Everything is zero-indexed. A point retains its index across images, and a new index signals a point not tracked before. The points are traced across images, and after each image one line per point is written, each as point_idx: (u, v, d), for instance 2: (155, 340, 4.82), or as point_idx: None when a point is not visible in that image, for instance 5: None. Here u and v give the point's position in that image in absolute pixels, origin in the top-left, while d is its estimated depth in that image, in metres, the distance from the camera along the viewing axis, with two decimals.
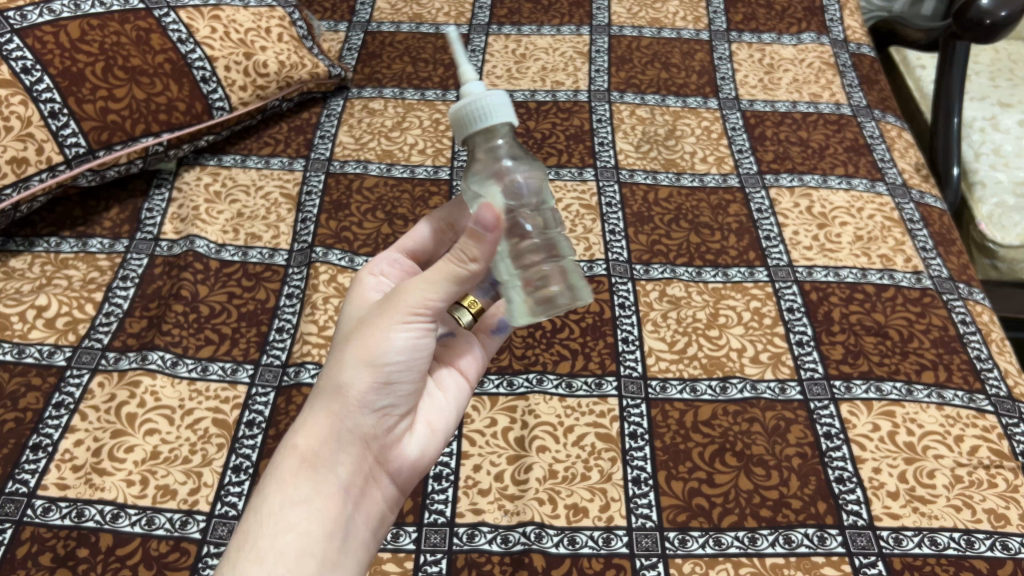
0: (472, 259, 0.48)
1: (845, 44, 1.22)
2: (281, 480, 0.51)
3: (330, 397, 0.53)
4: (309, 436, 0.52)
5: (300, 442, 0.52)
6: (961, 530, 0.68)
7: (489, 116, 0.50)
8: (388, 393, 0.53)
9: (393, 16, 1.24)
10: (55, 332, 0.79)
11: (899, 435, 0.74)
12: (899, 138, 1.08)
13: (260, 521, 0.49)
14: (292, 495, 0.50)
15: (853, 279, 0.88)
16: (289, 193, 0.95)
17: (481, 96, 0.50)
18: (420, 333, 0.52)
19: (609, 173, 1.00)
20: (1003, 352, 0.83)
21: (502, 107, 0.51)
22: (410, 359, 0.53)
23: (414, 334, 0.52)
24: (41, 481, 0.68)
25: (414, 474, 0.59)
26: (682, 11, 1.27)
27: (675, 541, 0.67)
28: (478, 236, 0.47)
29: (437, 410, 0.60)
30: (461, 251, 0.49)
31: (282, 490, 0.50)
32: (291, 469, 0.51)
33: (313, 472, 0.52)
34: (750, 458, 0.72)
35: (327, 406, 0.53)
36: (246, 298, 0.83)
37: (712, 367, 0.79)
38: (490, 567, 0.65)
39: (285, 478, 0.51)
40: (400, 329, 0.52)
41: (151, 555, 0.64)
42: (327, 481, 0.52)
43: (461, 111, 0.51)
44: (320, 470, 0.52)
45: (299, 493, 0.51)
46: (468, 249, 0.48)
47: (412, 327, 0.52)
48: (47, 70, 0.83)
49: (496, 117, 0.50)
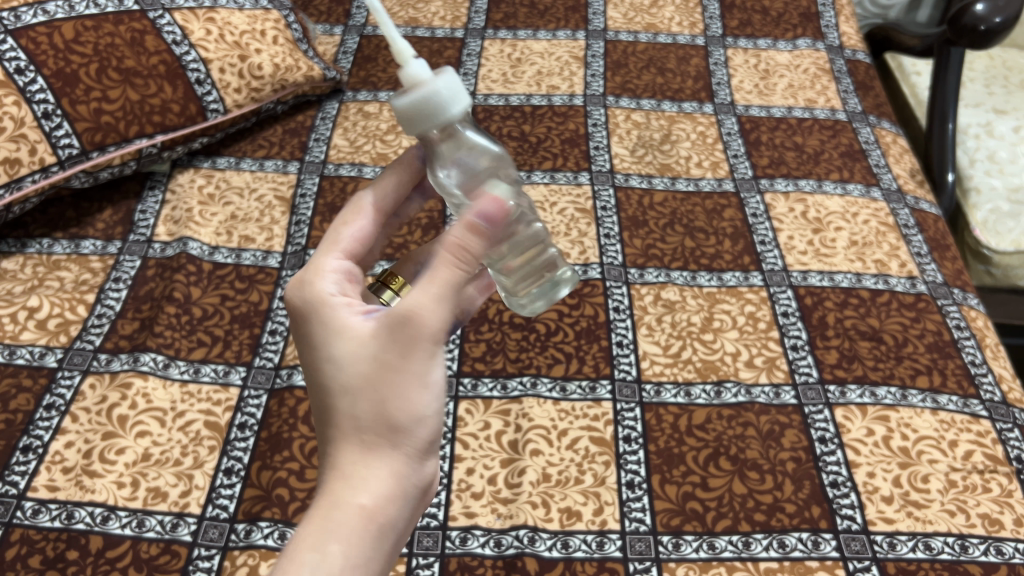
0: (475, 253, 0.47)
1: (840, 50, 1.22)
2: (344, 541, 0.45)
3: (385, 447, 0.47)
4: (372, 494, 0.46)
5: (364, 501, 0.46)
6: (955, 535, 0.67)
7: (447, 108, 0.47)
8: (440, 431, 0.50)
9: (389, 20, 1.25)
10: (46, 333, 0.79)
11: (894, 439, 0.74)
12: (894, 144, 1.08)
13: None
14: (354, 557, 0.45)
15: (847, 283, 0.88)
16: (283, 196, 0.95)
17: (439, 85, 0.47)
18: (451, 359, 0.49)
19: (605, 177, 1.01)
20: (998, 357, 0.83)
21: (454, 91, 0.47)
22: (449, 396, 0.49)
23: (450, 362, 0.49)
24: (30, 483, 0.67)
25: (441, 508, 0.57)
26: (678, 16, 1.27)
27: (669, 546, 0.66)
28: (478, 228, 0.46)
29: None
30: (456, 244, 0.46)
31: (345, 551, 0.45)
32: (356, 530, 0.45)
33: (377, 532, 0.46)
34: (744, 462, 0.72)
35: (382, 457, 0.47)
36: (239, 300, 0.83)
37: (706, 371, 0.79)
38: (482, 571, 0.65)
39: (348, 540, 0.45)
40: (440, 352, 0.48)
41: (142, 558, 0.63)
42: (387, 540, 0.47)
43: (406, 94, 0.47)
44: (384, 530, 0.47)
45: (362, 555, 0.45)
46: (470, 244, 0.46)
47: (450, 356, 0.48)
48: (41, 71, 0.83)
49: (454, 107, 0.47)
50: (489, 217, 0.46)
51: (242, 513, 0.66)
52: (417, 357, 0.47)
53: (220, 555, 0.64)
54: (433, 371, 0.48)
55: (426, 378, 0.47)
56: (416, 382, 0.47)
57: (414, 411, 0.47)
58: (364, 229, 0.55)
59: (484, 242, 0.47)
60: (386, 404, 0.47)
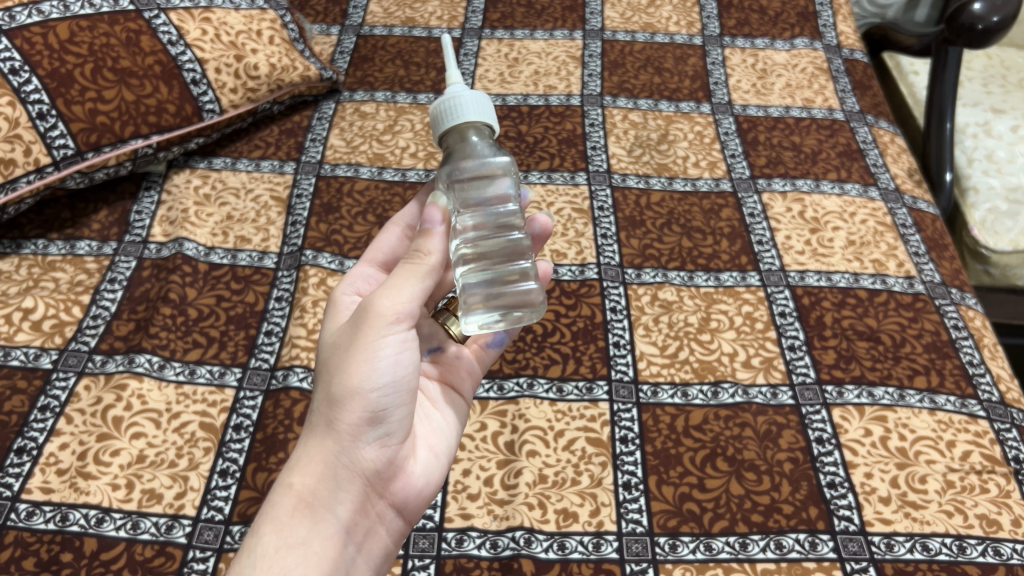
0: (428, 253, 0.50)
1: (838, 50, 1.22)
2: (277, 519, 0.50)
3: (325, 431, 0.52)
4: (306, 476, 0.51)
5: (298, 481, 0.51)
6: (953, 536, 0.67)
7: (461, 111, 0.52)
8: (385, 418, 0.53)
9: (386, 20, 1.24)
10: (41, 334, 0.78)
11: (891, 440, 0.73)
12: (892, 143, 1.08)
13: (254, 561, 0.47)
14: (287, 535, 0.49)
15: (845, 283, 0.88)
16: (280, 196, 0.95)
17: (461, 93, 0.52)
18: (404, 347, 0.51)
19: (602, 177, 1.00)
20: (995, 357, 0.83)
21: (477, 104, 0.52)
22: (396, 383, 0.52)
23: (398, 349, 0.51)
24: (24, 485, 0.67)
25: (419, 502, 0.59)
26: (676, 16, 1.27)
27: (665, 547, 0.66)
28: (427, 232, 0.50)
29: (437, 433, 0.62)
30: (416, 247, 0.50)
31: (278, 529, 0.49)
32: (289, 508, 0.50)
33: (312, 512, 0.51)
34: (741, 463, 0.71)
35: (322, 441, 0.52)
36: (235, 301, 0.83)
37: (703, 372, 0.79)
38: (478, 573, 0.65)
39: (282, 518, 0.50)
40: (388, 340, 0.51)
41: (136, 560, 0.63)
42: (326, 521, 0.51)
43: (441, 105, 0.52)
44: (320, 511, 0.51)
45: (296, 534, 0.49)
46: (422, 245, 0.50)
47: (393, 341, 0.51)
48: (36, 71, 0.83)
49: (470, 115, 0.51)
50: (430, 221, 0.50)
51: (237, 515, 0.66)
52: (357, 344, 0.51)
53: (215, 557, 0.64)
54: (374, 358, 0.51)
55: (365, 365, 0.51)
56: (356, 369, 0.50)
57: (349, 397, 0.51)
58: (387, 245, 0.63)
59: (429, 244, 0.50)
60: (326, 391, 0.52)
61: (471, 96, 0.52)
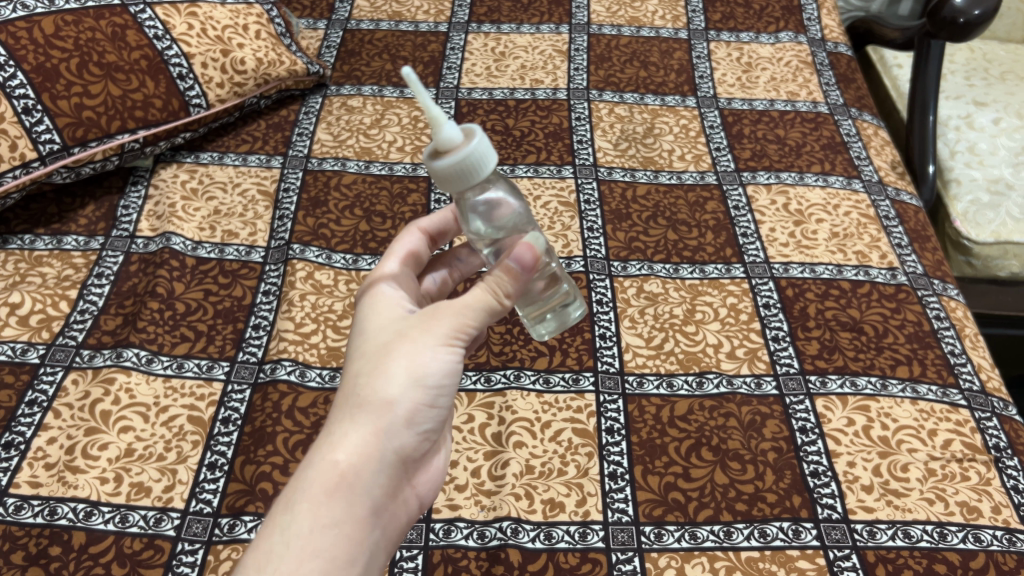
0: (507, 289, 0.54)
1: (822, 43, 1.23)
2: (315, 498, 0.49)
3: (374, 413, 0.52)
4: (349, 455, 0.50)
5: (343, 461, 0.50)
6: (934, 523, 0.68)
7: (478, 168, 0.50)
8: (430, 415, 0.54)
9: (372, 14, 1.25)
10: (28, 329, 0.78)
11: (874, 429, 0.75)
12: (876, 136, 1.09)
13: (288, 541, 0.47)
14: (324, 516, 0.49)
15: (829, 275, 0.89)
16: (267, 190, 0.95)
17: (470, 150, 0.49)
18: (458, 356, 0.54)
19: (588, 170, 1.01)
20: (977, 347, 0.85)
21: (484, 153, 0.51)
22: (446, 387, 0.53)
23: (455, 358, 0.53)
24: (12, 479, 0.67)
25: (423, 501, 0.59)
26: (662, 10, 1.28)
27: (651, 536, 0.67)
28: (514, 272, 0.53)
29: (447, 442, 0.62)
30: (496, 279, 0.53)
31: (316, 509, 0.48)
32: (330, 487, 0.49)
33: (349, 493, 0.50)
34: (726, 452, 0.72)
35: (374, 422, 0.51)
36: (223, 295, 0.83)
37: (688, 362, 0.80)
38: (466, 562, 0.65)
39: (319, 497, 0.49)
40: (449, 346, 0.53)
41: (125, 553, 0.63)
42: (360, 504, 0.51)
43: (450, 168, 0.49)
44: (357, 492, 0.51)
45: (333, 515, 0.49)
46: (503, 283, 0.53)
47: (452, 350, 0.53)
48: (21, 66, 0.83)
49: (483, 168, 0.50)
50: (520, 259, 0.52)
51: (226, 507, 0.67)
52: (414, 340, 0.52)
53: (204, 549, 0.64)
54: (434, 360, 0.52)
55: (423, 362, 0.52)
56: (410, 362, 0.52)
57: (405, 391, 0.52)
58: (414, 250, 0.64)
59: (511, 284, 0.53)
60: (385, 376, 0.51)
61: (482, 152, 0.50)
